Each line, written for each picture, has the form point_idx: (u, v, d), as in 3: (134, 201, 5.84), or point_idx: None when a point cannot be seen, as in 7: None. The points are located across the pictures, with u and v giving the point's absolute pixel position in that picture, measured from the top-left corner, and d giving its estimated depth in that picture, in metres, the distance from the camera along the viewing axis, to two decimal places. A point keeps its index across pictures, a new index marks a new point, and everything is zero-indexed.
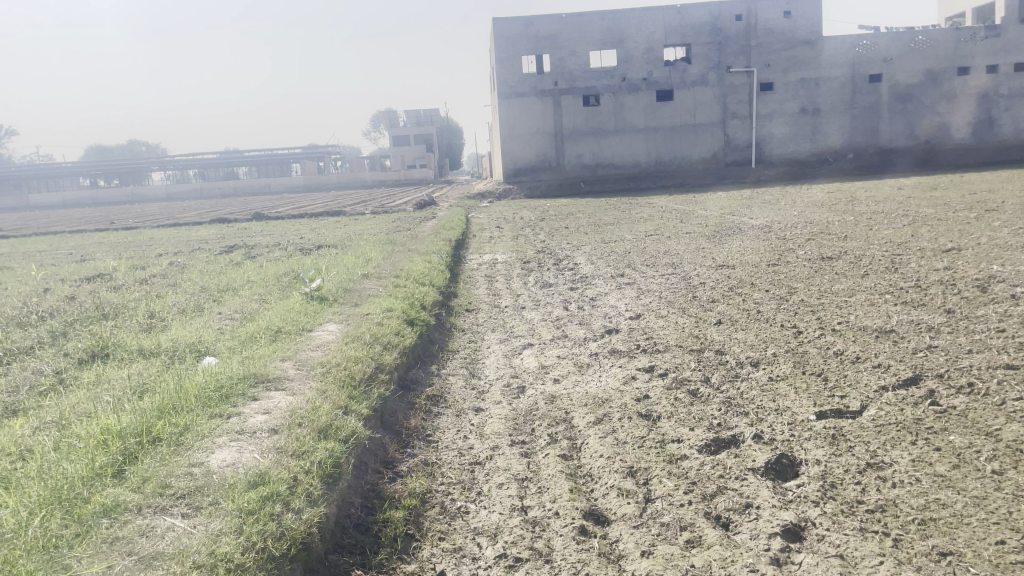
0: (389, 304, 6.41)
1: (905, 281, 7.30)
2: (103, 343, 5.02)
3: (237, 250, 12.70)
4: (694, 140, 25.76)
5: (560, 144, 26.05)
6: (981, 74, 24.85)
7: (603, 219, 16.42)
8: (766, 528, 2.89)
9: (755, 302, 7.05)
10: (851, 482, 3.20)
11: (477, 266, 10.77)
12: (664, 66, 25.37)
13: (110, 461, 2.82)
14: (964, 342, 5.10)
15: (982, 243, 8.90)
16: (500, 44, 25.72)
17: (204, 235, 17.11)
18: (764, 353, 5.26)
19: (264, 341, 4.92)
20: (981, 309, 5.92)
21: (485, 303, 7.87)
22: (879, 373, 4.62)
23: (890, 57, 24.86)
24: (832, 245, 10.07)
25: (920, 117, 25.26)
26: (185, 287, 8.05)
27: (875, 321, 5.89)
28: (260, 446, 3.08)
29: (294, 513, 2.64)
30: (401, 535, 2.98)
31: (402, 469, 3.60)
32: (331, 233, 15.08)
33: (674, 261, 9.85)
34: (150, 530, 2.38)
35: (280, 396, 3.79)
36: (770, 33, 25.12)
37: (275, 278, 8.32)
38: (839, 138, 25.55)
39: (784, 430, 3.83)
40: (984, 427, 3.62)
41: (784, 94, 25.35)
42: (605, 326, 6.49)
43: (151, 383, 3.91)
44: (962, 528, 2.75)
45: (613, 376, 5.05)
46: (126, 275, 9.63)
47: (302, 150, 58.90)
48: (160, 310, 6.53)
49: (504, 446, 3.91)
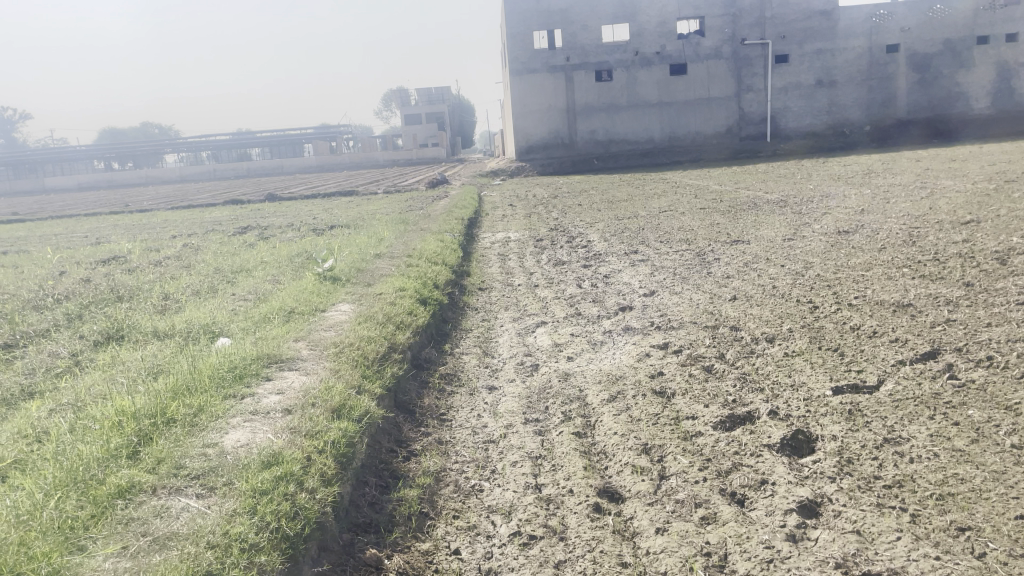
0: (402, 283, 6.39)
1: (923, 254, 7.22)
2: (118, 325, 5.04)
3: (250, 231, 12.70)
4: (708, 115, 25.48)
5: (572, 120, 25.84)
6: (1000, 42, 24.47)
7: (616, 196, 16.31)
8: (782, 504, 2.87)
9: (769, 277, 6.99)
10: (867, 457, 3.17)
11: (490, 244, 10.75)
12: (677, 40, 25.07)
13: (124, 443, 2.82)
14: (983, 315, 5.04)
15: (1001, 215, 8.78)
16: (511, 19, 25.51)
17: (218, 216, 17.12)
18: (779, 329, 5.22)
19: (277, 322, 4.92)
20: (1000, 282, 5.84)
21: (498, 282, 7.86)
22: (897, 348, 4.57)
23: (908, 26, 24.51)
24: (848, 219, 9.96)
25: (938, 87, 24.88)
26: (199, 269, 8.07)
27: (892, 296, 5.83)
28: (274, 427, 3.08)
29: (308, 492, 2.65)
30: (416, 514, 2.98)
31: (415, 448, 3.61)
32: (344, 212, 15.06)
33: (688, 237, 9.80)
34: (165, 511, 2.39)
35: (293, 376, 3.80)
36: (785, 4, 24.78)
37: (288, 258, 8.32)
38: (855, 111, 25.22)
39: (800, 406, 3.80)
40: (1003, 401, 3.58)
41: (800, 66, 25.04)
42: (618, 303, 6.46)
43: (166, 365, 3.92)
44: (981, 504, 2.72)
45: (627, 353, 5.03)
46: (141, 257, 9.65)
47: (313, 130, 58.84)
48: (174, 292, 6.54)
49: (518, 424, 3.90)
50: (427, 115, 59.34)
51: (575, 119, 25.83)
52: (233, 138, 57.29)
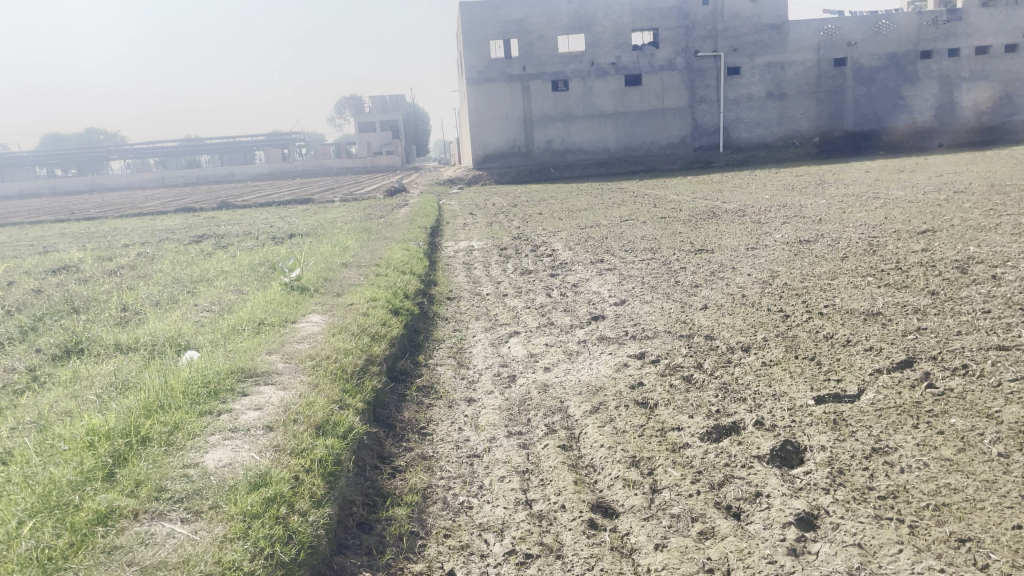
0: (372, 293, 6.27)
1: (885, 263, 7.32)
2: (77, 338, 4.82)
3: (206, 239, 12.40)
4: (663, 125, 25.72)
5: (529, 129, 25.85)
6: (942, 57, 25.26)
7: (575, 205, 16.36)
8: (779, 517, 2.84)
9: (738, 286, 7.02)
10: (858, 468, 3.16)
11: (454, 252, 10.64)
12: (632, 51, 25.29)
13: (98, 465, 2.66)
14: (952, 323, 5.11)
15: (955, 225, 8.99)
16: (468, 28, 25.46)
17: (171, 224, 16.71)
18: (754, 338, 5.22)
19: (247, 334, 4.76)
20: (964, 291, 5.95)
21: (466, 291, 7.75)
22: (872, 356, 4.60)
23: (855, 41, 25.15)
24: (807, 228, 10.10)
25: (884, 100, 25.54)
26: (157, 278, 7.84)
27: (862, 304, 5.89)
28: (257, 445, 2.95)
29: (300, 515, 2.52)
30: (406, 533, 2.89)
31: (400, 464, 3.50)
32: (302, 221, 14.85)
33: (653, 246, 9.83)
34: (150, 538, 2.25)
35: (271, 391, 3.65)
36: (736, 17, 25.18)
37: (251, 268, 8.12)
38: (806, 122, 25.74)
39: (785, 416, 3.78)
40: (984, 409, 3.61)
41: (752, 78, 25.45)
42: (590, 312, 6.41)
43: (134, 380, 3.75)
44: (977, 514, 2.71)
45: (605, 363, 4.97)
46: (93, 267, 9.32)
47: (265, 137, 58.10)
48: (133, 302, 6.32)
49: (501, 437, 3.82)
50: (381, 122, 58.92)
51: (533, 129, 25.85)
52: (182, 143, 56.19)
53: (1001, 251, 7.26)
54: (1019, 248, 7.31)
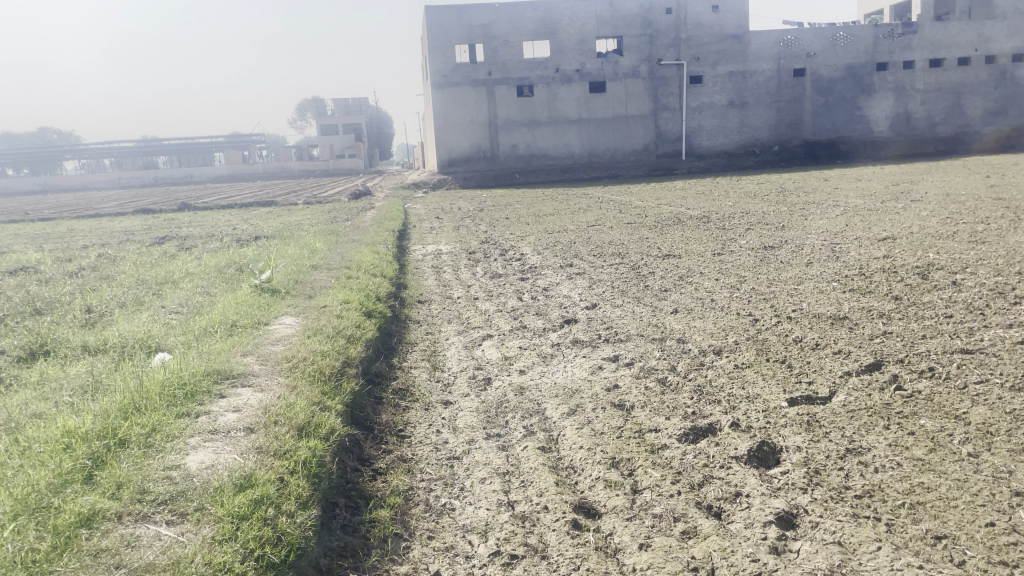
0: (345, 296, 6.23)
1: (850, 269, 7.46)
2: (42, 340, 4.70)
3: (169, 241, 12.16)
4: (627, 132, 25.95)
5: (494, 134, 25.86)
6: (898, 69, 25.88)
7: (541, 210, 16.41)
8: (760, 517, 2.89)
9: (707, 291, 7.10)
10: (833, 468, 3.22)
11: (422, 256, 10.61)
12: (596, 58, 25.48)
13: (77, 467, 2.61)
14: (917, 327, 5.23)
15: (914, 232, 9.21)
16: (432, 33, 25.41)
17: (129, 226, 16.34)
18: (726, 341, 5.29)
19: (220, 335, 4.70)
20: (926, 296, 6.09)
21: (437, 295, 7.73)
22: (841, 359, 4.69)
23: (814, 52, 25.65)
24: (771, 235, 10.26)
25: (841, 110, 26.09)
26: (120, 280, 7.68)
27: (828, 309, 6.00)
28: (238, 447, 2.91)
29: (288, 517, 2.48)
30: (389, 535, 2.88)
31: (380, 466, 3.48)
32: (266, 223, 14.65)
33: (620, 251, 9.90)
34: (136, 540, 2.21)
35: (248, 393, 3.60)
36: (698, 27, 25.52)
37: (218, 270, 8.00)
38: (766, 131, 26.18)
39: (759, 418, 3.83)
40: (951, 411, 3.70)
41: (713, 87, 25.81)
42: (562, 316, 6.44)
43: (105, 382, 3.68)
44: (951, 512, 2.78)
45: (580, 366, 4.99)
46: (52, 268, 9.09)
47: (225, 138, 57.35)
48: (98, 304, 6.19)
49: (480, 439, 3.82)
50: (344, 126, 58.47)
51: (497, 134, 25.87)
52: (140, 143, 55.13)
53: (959, 258, 7.44)
54: (977, 255, 7.51)
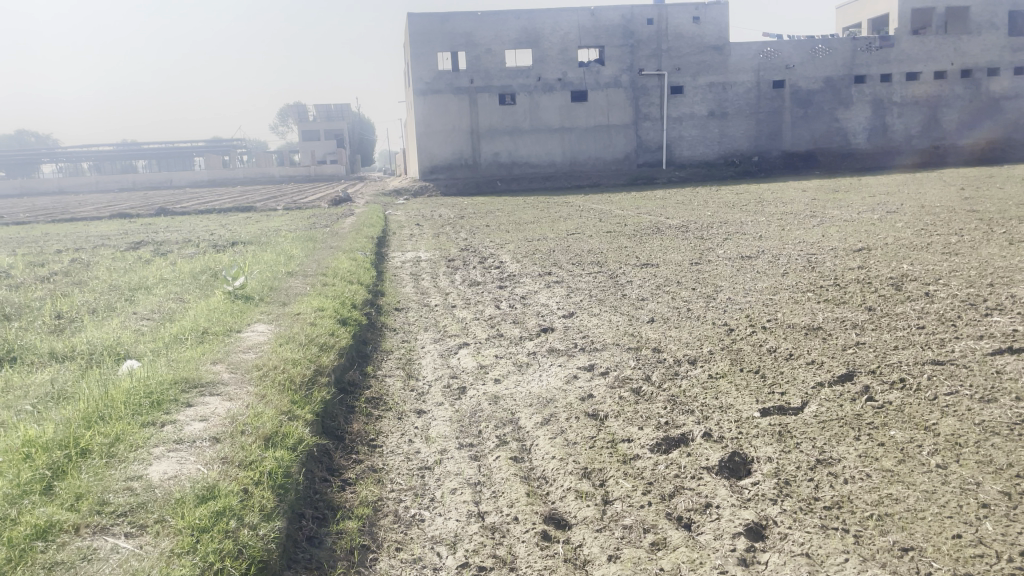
0: (319, 303, 6.18)
1: (825, 279, 7.53)
2: (10, 347, 4.63)
3: (144, 246, 12.01)
4: (608, 141, 26.07)
5: (476, 142, 25.87)
6: (876, 82, 26.19)
7: (522, 218, 16.43)
8: (729, 528, 2.89)
9: (683, 300, 7.14)
10: (804, 479, 3.23)
11: (401, 263, 10.59)
12: (578, 67, 25.59)
13: (36, 477, 2.56)
14: (889, 338, 5.27)
15: (889, 243, 9.31)
16: (415, 40, 25.35)
17: (106, 231, 16.16)
18: (700, 351, 5.30)
19: (190, 343, 4.63)
20: (899, 307, 6.14)
21: (414, 302, 7.72)
22: (814, 369, 4.71)
23: (793, 64, 25.91)
24: (748, 245, 10.33)
25: (820, 122, 26.38)
26: (94, 286, 7.57)
27: (803, 319, 6.03)
28: (203, 457, 2.87)
29: (250, 529, 2.44)
30: (357, 547, 2.85)
31: (350, 476, 3.44)
32: (245, 229, 14.55)
33: (599, 259, 9.93)
34: (92, 554, 2.17)
35: (216, 402, 3.56)
36: (679, 37, 25.70)
37: (192, 276, 7.91)
38: (745, 141, 26.42)
39: (732, 428, 3.83)
40: (921, 422, 3.73)
41: (694, 97, 25.99)
42: (539, 324, 6.43)
43: (71, 391, 3.62)
44: (918, 523, 2.80)
45: (555, 375, 4.98)
46: (25, 272, 8.98)
47: (205, 142, 57.00)
48: (68, 310, 6.10)
49: (453, 449, 3.79)
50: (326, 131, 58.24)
51: (479, 142, 25.90)
52: (119, 146, 54.60)
53: (932, 269, 7.53)
54: (949, 266, 7.59)
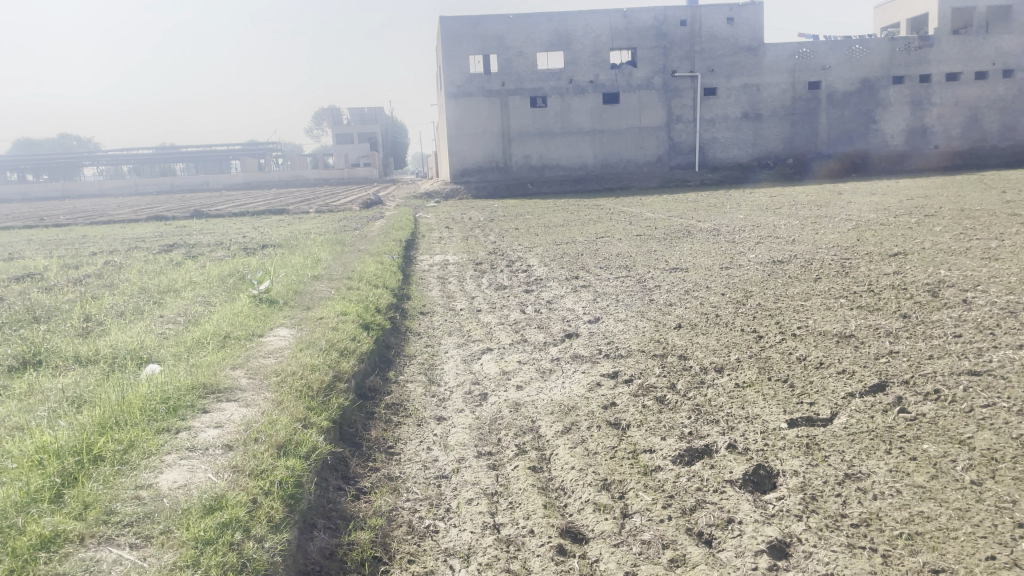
0: (343, 307, 6.16)
1: (858, 285, 7.34)
2: (36, 350, 4.67)
3: (176, 249, 12.13)
4: (640, 143, 25.89)
5: (507, 145, 25.86)
6: (914, 83, 25.68)
7: (552, 221, 16.36)
8: (751, 545, 2.79)
9: (712, 305, 7.01)
10: (831, 494, 3.12)
11: (428, 266, 10.57)
12: (610, 69, 25.45)
13: (46, 485, 2.55)
14: (924, 347, 5.11)
15: (926, 248, 9.08)
16: (447, 43, 25.37)
17: (141, 233, 16.37)
18: (728, 359, 5.19)
19: (212, 347, 4.64)
20: (935, 314, 5.96)
21: (440, 306, 7.68)
22: (845, 379, 4.57)
23: (829, 64, 25.49)
24: (780, 249, 10.13)
25: (856, 123, 25.94)
26: (123, 288, 7.66)
27: (835, 326, 5.88)
28: (214, 465, 2.85)
29: (256, 542, 2.42)
30: (368, 559, 2.81)
31: (365, 486, 3.40)
32: (275, 232, 14.67)
33: (628, 263, 9.80)
34: (95, 565, 2.15)
35: (233, 408, 3.55)
36: (713, 38, 25.43)
37: (219, 279, 7.96)
38: (780, 143, 26.06)
39: (757, 440, 3.72)
40: (956, 435, 3.59)
41: (728, 99, 25.70)
42: (563, 330, 6.35)
43: (90, 395, 3.63)
44: (950, 543, 2.68)
45: (578, 382, 4.90)
46: (59, 275, 9.11)
47: (241, 145, 57.74)
48: (97, 313, 6.16)
49: (470, 458, 3.73)
50: (359, 134, 58.62)
51: (510, 144, 25.87)
52: (158, 149, 55.50)
53: (971, 275, 7.31)
54: (988, 272, 7.37)
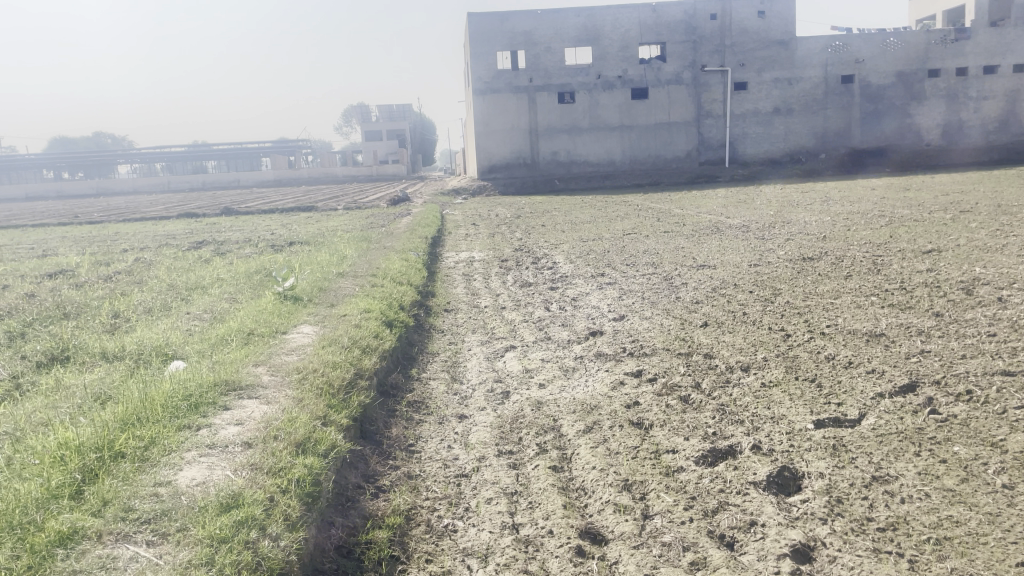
0: (367, 305, 6.17)
1: (890, 283, 7.21)
2: (64, 345, 4.74)
3: (206, 246, 12.27)
4: (669, 139, 25.69)
5: (535, 141, 25.80)
6: (951, 76, 25.18)
7: (579, 217, 16.28)
8: (774, 548, 2.74)
9: (739, 303, 6.92)
10: (857, 497, 3.05)
11: (454, 263, 10.57)
12: (638, 64, 25.28)
13: (66, 482, 2.58)
14: (956, 346, 4.99)
15: (962, 244, 8.89)
16: (475, 39, 25.37)
17: (172, 230, 16.56)
18: (754, 358, 5.11)
19: (235, 344, 4.67)
20: (969, 313, 5.82)
21: (464, 303, 7.67)
22: (874, 379, 4.48)
23: (863, 58, 25.07)
24: (811, 246, 9.98)
25: (890, 118, 25.50)
26: (153, 285, 7.75)
27: (864, 325, 5.77)
28: (233, 463, 2.85)
29: (271, 540, 2.42)
30: (386, 558, 2.80)
31: (384, 484, 3.40)
32: (304, 228, 14.76)
33: (654, 261, 9.72)
34: (111, 563, 2.17)
35: (254, 406, 3.56)
36: (744, 32, 25.14)
37: (246, 276, 8.02)
38: (811, 138, 25.71)
39: (782, 441, 3.66)
40: (989, 437, 3.49)
41: (758, 93, 25.41)
42: (588, 327, 6.31)
43: (115, 391, 3.67)
44: (980, 549, 2.60)
45: (601, 381, 4.86)
46: (90, 272, 9.25)
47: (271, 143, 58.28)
48: (125, 309, 6.24)
49: (491, 457, 3.71)
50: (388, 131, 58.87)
51: (538, 140, 25.81)
52: (191, 147, 56.21)
53: (1007, 272, 7.14)
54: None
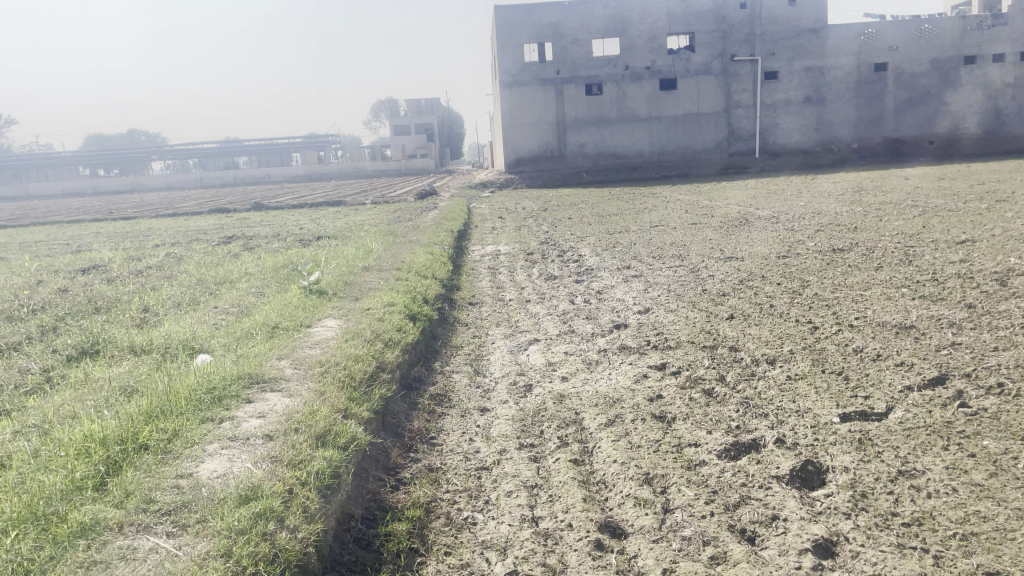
0: (390, 298, 6.20)
1: (922, 274, 7.07)
2: (94, 339, 4.82)
3: (235, 241, 12.38)
4: (698, 130, 25.45)
5: (562, 133, 25.70)
6: (987, 63, 24.63)
7: (606, 210, 16.20)
8: (796, 543, 2.71)
9: (766, 295, 6.84)
10: (882, 491, 3.00)
11: (480, 257, 10.58)
12: (667, 55, 25.07)
13: (90, 474, 2.63)
14: (988, 338, 4.89)
15: (997, 235, 8.69)
16: (502, 32, 25.33)
17: (203, 225, 16.76)
18: (780, 351, 5.04)
19: (260, 338, 4.71)
20: (1002, 304, 5.69)
21: (489, 296, 7.67)
22: (902, 372, 4.41)
23: (897, 45, 24.62)
24: (841, 237, 9.82)
25: (925, 106, 25.01)
26: (182, 279, 7.85)
27: (894, 317, 5.66)
28: (254, 455, 2.88)
29: (289, 532, 2.44)
30: (404, 550, 2.81)
31: (405, 476, 3.41)
32: (332, 223, 14.86)
33: (681, 253, 9.64)
34: (131, 553, 2.21)
35: (276, 398, 3.59)
36: (774, 21, 24.82)
37: (273, 270, 8.10)
38: (843, 127, 25.31)
39: (807, 435, 3.61)
40: (1019, 431, 3.42)
41: (789, 83, 25.09)
42: (612, 321, 6.27)
43: (141, 384, 3.73)
44: (1008, 545, 2.55)
45: (624, 374, 4.83)
46: (122, 266, 9.40)
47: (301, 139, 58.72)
48: (154, 303, 6.33)
49: (512, 450, 3.71)
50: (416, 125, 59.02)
51: (565, 132, 25.71)
52: (222, 143, 56.83)
53: None
54: None
